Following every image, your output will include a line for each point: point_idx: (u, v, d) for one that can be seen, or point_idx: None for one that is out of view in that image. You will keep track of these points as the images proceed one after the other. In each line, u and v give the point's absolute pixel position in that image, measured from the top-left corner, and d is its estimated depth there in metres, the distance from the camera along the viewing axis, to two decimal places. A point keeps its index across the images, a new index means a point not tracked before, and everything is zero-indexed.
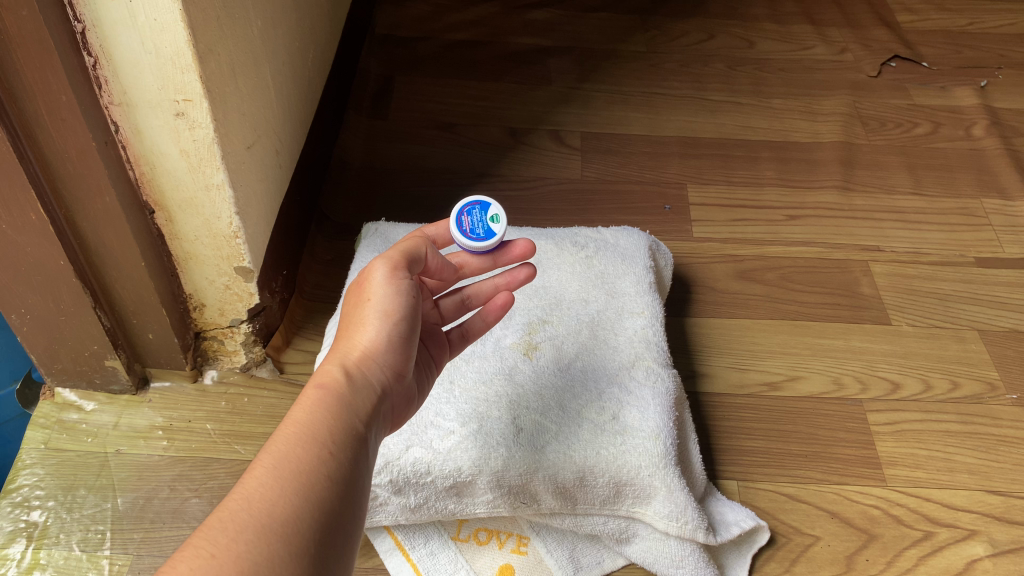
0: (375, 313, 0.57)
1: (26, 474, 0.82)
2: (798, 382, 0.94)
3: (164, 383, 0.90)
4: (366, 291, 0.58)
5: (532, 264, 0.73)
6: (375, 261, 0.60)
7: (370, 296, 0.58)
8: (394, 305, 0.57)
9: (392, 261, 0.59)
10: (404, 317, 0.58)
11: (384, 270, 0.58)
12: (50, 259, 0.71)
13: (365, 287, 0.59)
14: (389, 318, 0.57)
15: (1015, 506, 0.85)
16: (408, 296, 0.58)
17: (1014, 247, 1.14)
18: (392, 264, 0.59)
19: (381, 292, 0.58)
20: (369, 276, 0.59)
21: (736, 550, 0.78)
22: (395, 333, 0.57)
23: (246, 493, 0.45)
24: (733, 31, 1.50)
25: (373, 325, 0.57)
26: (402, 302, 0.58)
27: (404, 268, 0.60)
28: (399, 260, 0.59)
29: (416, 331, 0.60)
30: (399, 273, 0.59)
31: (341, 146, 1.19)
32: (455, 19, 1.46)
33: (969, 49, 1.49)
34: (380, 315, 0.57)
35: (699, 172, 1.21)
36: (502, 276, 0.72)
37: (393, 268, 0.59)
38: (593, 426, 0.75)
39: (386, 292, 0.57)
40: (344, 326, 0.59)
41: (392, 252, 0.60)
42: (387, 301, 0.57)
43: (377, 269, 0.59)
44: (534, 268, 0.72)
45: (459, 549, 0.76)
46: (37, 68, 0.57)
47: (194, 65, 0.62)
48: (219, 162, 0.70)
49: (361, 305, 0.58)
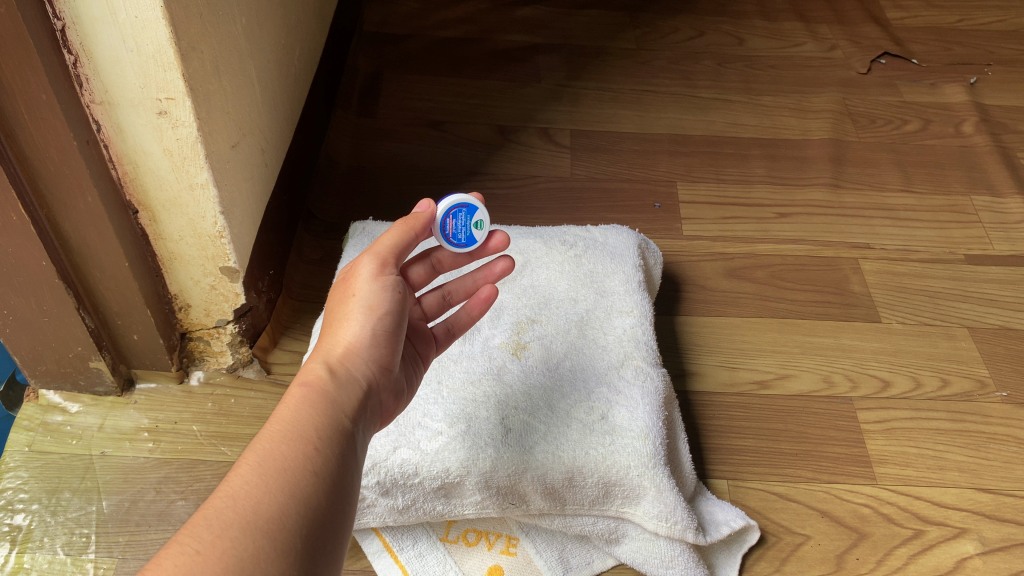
0: (360, 309, 0.56)
1: (9, 477, 0.81)
2: (787, 381, 0.94)
3: (149, 384, 0.89)
4: (351, 287, 0.58)
5: (509, 256, 0.72)
6: (363, 258, 0.60)
7: (356, 292, 0.57)
8: (380, 300, 0.57)
9: (382, 257, 0.59)
10: (389, 313, 0.57)
11: (372, 266, 0.58)
12: (31, 260, 0.70)
13: (351, 284, 0.58)
14: (373, 313, 0.56)
15: (1004, 504, 0.85)
16: (395, 292, 0.58)
17: (1004, 245, 1.14)
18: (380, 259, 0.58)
19: (367, 288, 0.57)
20: (356, 272, 0.59)
21: (725, 550, 0.77)
22: (380, 328, 0.56)
23: (231, 491, 0.44)
24: (723, 28, 1.49)
25: (359, 322, 0.56)
26: (388, 297, 0.57)
27: (393, 263, 0.59)
28: (388, 256, 0.59)
29: (404, 326, 0.59)
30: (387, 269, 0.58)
31: (328, 145, 1.18)
32: (444, 16, 1.45)
33: (958, 45, 1.49)
34: (366, 310, 0.57)
35: (689, 170, 1.21)
36: (480, 271, 0.72)
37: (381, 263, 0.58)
38: (581, 426, 0.75)
39: (372, 289, 0.57)
40: (328, 323, 0.58)
41: (383, 246, 0.59)
42: (372, 298, 0.57)
43: (365, 265, 0.58)
44: (512, 261, 0.71)
45: (447, 551, 0.75)
46: (15, 65, 0.56)
47: (175, 63, 0.61)
48: (203, 161, 0.69)
49: (346, 301, 0.58)
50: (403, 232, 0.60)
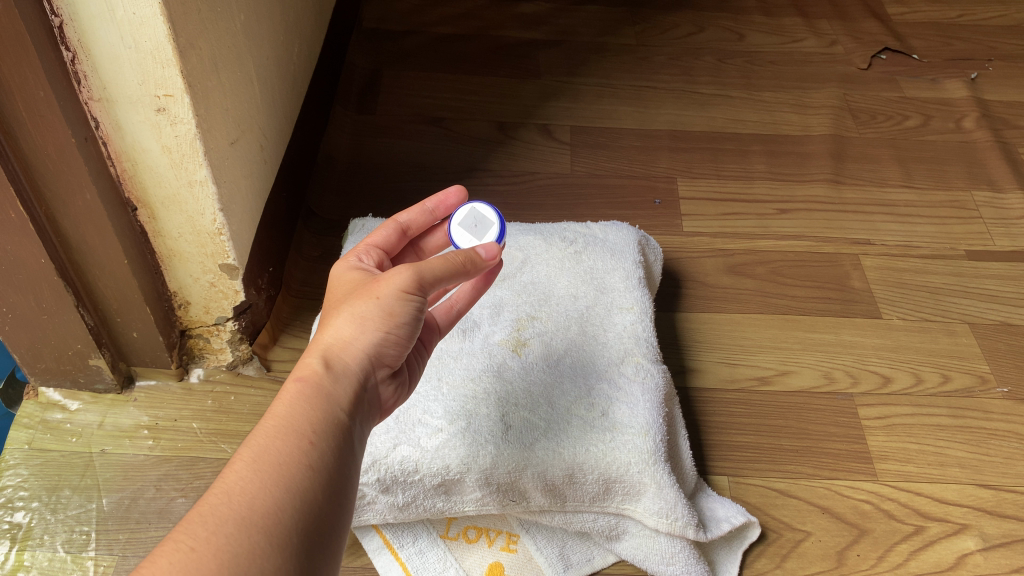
0: (377, 313, 0.54)
1: (9, 475, 0.81)
2: (788, 377, 0.94)
3: (149, 381, 0.89)
4: (374, 288, 0.55)
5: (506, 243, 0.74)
6: (401, 266, 0.56)
7: (378, 296, 0.55)
8: (400, 311, 0.55)
9: (420, 275, 0.55)
10: (406, 323, 0.55)
11: (405, 278, 0.55)
12: (30, 256, 0.69)
13: (375, 285, 0.55)
14: (389, 322, 0.55)
15: (1005, 500, 0.85)
16: (417, 308, 0.56)
17: (1005, 240, 1.14)
18: (416, 276, 0.55)
19: (391, 296, 0.55)
20: (386, 277, 0.55)
21: (726, 546, 0.77)
22: (390, 336, 0.55)
23: (226, 488, 0.44)
24: (723, 24, 1.49)
25: (371, 324, 0.54)
26: (409, 311, 0.55)
27: (430, 282, 0.56)
28: (428, 275, 0.55)
29: (416, 335, 0.57)
30: (420, 288, 0.55)
31: (327, 141, 1.18)
32: (443, 12, 1.44)
33: (959, 40, 1.48)
34: (382, 316, 0.55)
35: (689, 166, 1.21)
36: None
37: (417, 280, 0.55)
38: (582, 423, 0.75)
39: (396, 299, 0.55)
40: (333, 312, 0.56)
41: (428, 268, 0.55)
42: (392, 306, 0.55)
43: (399, 274, 0.55)
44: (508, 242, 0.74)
45: (447, 548, 0.75)
46: (13, 63, 0.56)
47: (174, 60, 0.61)
48: (201, 158, 0.69)
49: (364, 300, 0.55)
50: (453, 267, 0.57)
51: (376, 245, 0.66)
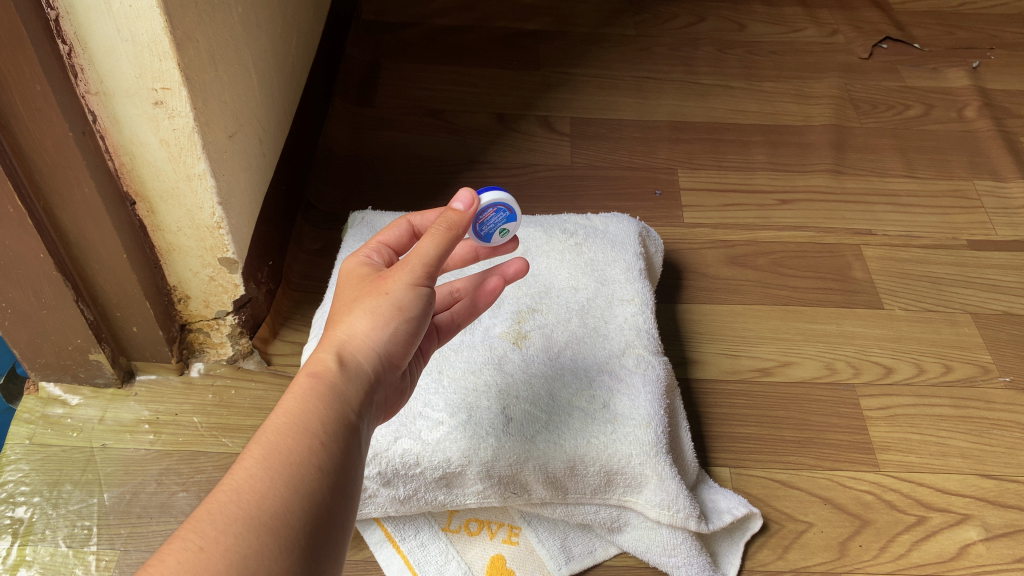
0: (388, 308, 0.55)
1: (10, 470, 0.81)
2: (789, 368, 0.94)
3: (149, 376, 0.89)
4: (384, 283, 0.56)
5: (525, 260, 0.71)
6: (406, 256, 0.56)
7: (388, 290, 0.55)
8: (410, 304, 0.55)
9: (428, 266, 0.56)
10: (415, 318, 0.56)
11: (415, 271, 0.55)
12: (29, 251, 0.69)
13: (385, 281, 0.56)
14: (399, 315, 0.55)
15: (1007, 489, 0.84)
16: (426, 301, 0.56)
17: (1007, 230, 1.14)
18: (425, 267, 0.55)
19: (401, 291, 0.55)
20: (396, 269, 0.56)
21: (728, 538, 0.77)
22: (400, 330, 0.55)
23: (235, 485, 0.44)
24: (723, 13, 1.48)
25: (384, 320, 0.55)
26: (418, 304, 0.56)
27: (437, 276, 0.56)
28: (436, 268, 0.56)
29: (424, 330, 0.57)
30: (430, 279, 0.56)
31: (326, 135, 1.18)
32: (441, 3, 1.44)
33: (961, 29, 1.47)
34: (393, 311, 0.55)
35: (689, 157, 1.20)
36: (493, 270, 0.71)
37: (427, 273, 0.56)
38: (583, 415, 0.75)
39: (406, 292, 0.55)
40: (343, 309, 0.56)
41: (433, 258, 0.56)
42: (403, 300, 0.55)
43: (406, 267, 0.56)
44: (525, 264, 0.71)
45: (449, 541, 0.75)
46: (10, 57, 0.55)
47: (171, 53, 0.61)
48: (200, 151, 0.69)
49: (373, 293, 0.55)
50: (445, 241, 0.56)
51: (387, 243, 0.65)
